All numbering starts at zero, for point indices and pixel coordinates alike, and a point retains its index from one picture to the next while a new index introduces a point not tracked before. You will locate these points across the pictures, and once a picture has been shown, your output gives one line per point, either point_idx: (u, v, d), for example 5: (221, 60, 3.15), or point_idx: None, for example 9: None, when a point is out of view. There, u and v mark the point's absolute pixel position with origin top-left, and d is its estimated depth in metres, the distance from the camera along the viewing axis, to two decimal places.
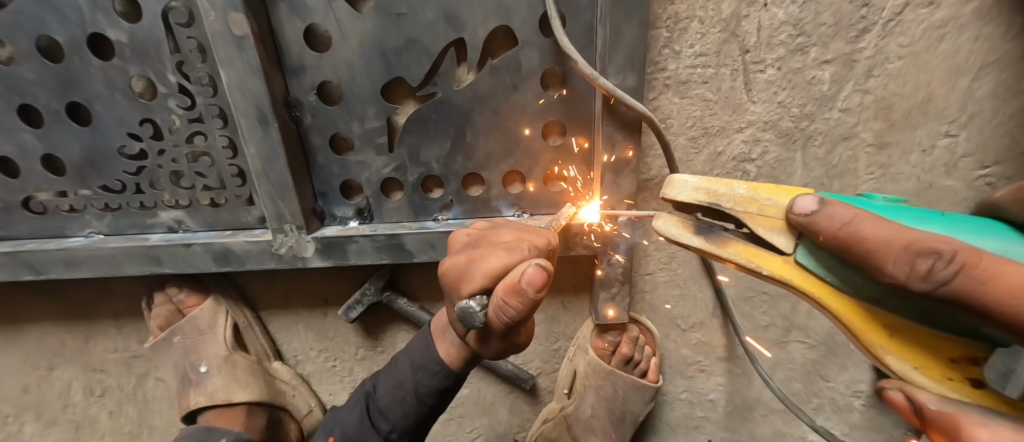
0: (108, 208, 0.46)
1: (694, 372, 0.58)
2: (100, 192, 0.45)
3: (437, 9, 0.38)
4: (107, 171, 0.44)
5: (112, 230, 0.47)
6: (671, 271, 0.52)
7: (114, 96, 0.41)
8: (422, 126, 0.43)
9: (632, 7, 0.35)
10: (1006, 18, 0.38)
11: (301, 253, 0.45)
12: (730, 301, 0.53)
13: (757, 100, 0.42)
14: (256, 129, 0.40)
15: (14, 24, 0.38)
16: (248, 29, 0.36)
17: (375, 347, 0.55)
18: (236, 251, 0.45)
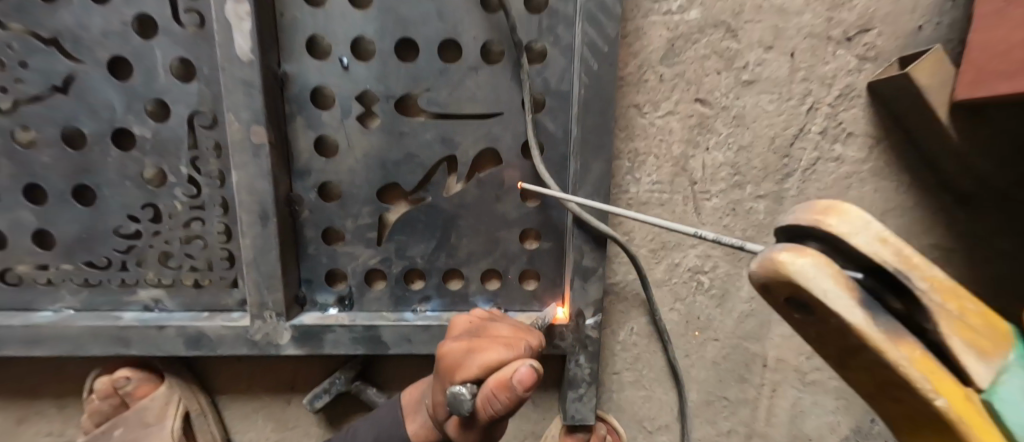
0: (87, 284, 0.46)
1: None
2: (82, 268, 0.46)
3: (435, 132, 0.45)
4: (96, 249, 0.45)
5: (85, 306, 0.47)
6: (637, 373, 0.54)
7: (124, 182, 0.44)
8: (411, 226, 0.47)
9: (598, 146, 0.42)
10: (899, 176, 0.46)
11: (275, 340, 0.46)
12: (694, 405, 0.55)
13: (707, 223, 0.48)
14: (256, 221, 0.43)
15: (46, 115, 0.42)
16: (266, 138, 0.41)
17: None
18: (209, 336, 0.45)
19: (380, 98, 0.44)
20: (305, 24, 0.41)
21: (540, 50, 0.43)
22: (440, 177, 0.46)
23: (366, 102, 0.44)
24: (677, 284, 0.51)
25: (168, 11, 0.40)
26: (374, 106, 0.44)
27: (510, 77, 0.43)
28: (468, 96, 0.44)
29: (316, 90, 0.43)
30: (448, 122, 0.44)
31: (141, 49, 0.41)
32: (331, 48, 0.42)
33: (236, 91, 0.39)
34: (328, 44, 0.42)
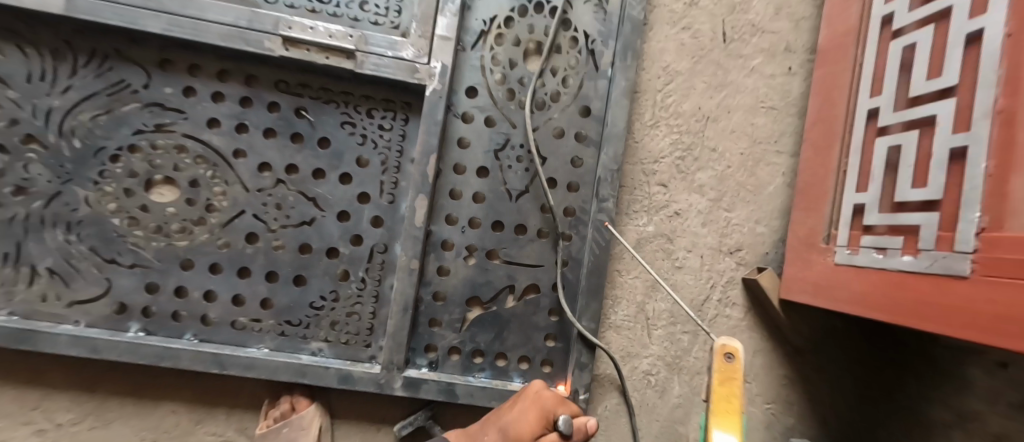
0: (281, 334, 0.75)
1: None
2: (282, 324, 0.75)
3: (505, 271, 0.79)
4: (296, 313, 0.76)
5: (276, 348, 0.75)
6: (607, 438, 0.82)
7: (325, 276, 0.76)
8: (481, 322, 0.79)
9: (595, 292, 0.78)
10: (760, 329, 0.81)
11: (392, 384, 0.74)
12: None
13: (654, 342, 0.82)
14: (399, 309, 0.74)
15: (296, 234, 0.76)
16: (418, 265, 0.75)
17: None
18: (354, 376, 0.74)
19: (479, 249, 0.79)
20: (448, 207, 0.78)
21: (569, 236, 0.79)
22: (504, 296, 0.80)
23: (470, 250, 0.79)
24: (635, 379, 0.82)
25: (380, 193, 0.77)
26: (475, 252, 0.79)
27: (551, 247, 0.79)
28: (527, 254, 0.79)
29: (445, 240, 0.78)
30: (514, 266, 0.79)
31: (359, 209, 0.77)
32: (457, 220, 0.78)
33: (409, 239, 0.74)
34: (456, 218, 0.79)
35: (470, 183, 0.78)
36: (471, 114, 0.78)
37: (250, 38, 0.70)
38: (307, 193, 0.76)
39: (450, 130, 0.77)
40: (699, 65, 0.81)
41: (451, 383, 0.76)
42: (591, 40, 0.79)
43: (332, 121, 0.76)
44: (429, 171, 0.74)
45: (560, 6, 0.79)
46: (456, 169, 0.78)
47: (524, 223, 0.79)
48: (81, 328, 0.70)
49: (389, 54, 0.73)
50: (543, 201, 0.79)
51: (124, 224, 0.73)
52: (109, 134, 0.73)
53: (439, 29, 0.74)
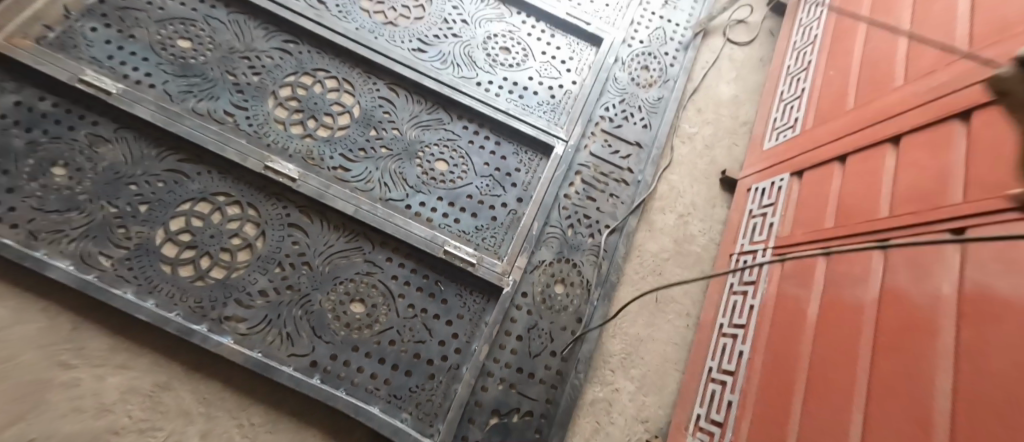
0: (389, 402, 1.33)
1: None
2: (391, 396, 1.33)
3: (518, 398, 1.38)
4: (400, 391, 1.34)
5: (383, 409, 1.32)
6: None
7: (422, 375, 1.37)
8: (498, 425, 1.35)
9: (563, 424, 1.37)
10: None
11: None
12: None
13: None
14: (456, 404, 1.33)
15: (414, 346, 1.39)
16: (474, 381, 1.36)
17: None
18: (423, 438, 1.28)
19: (506, 382, 1.39)
20: (495, 352, 1.41)
21: (556, 387, 1.41)
22: (512, 414, 1.37)
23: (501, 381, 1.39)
24: None
25: (463, 336, 1.42)
26: (503, 383, 1.39)
27: (545, 390, 1.40)
28: (531, 392, 1.39)
29: (489, 371, 1.39)
30: (521, 397, 1.38)
31: (449, 342, 1.41)
32: (499, 362, 1.40)
33: (473, 366, 1.37)
34: (498, 360, 1.40)
35: (510, 343, 1.43)
36: (521, 307, 1.46)
37: (429, 246, 1.44)
38: (426, 326, 1.41)
39: (508, 313, 1.45)
40: (641, 312, 1.55)
41: None
42: (590, 285, 1.51)
43: (451, 292, 1.45)
44: (493, 334, 1.40)
45: (578, 264, 1.53)
46: (505, 333, 1.43)
47: (534, 373, 1.41)
48: (292, 369, 1.30)
49: (490, 268, 1.46)
50: (548, 362, 1.43)
51: (332, 318, 1.37)
52: (342, 270, 1.42)
53: (518, 262, 1.48)
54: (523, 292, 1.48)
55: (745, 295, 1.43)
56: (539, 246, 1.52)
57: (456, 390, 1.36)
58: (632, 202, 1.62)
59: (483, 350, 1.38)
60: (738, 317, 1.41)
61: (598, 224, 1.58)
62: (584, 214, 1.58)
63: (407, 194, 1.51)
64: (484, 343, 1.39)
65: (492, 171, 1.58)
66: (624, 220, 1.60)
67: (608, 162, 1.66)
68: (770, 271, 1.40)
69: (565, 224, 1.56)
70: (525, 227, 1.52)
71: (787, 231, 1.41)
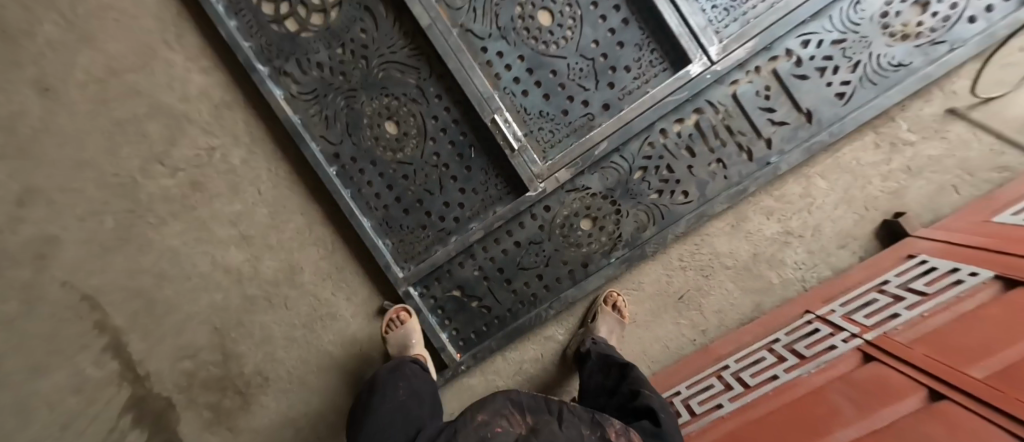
0: (380, 224, 1.37)
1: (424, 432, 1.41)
2: (384, 221, 1.37)
3: (486, 290, 1.34)
4: (393, 221, 1.37)
5: (373, 227, 1.37)
6: (455, 395, 1.39)
7: (417, 220, 1.36)
8: (455, 299, 1.36)
9: (511, 336, 1.34)
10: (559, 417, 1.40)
11: (400, 286, 1.34)
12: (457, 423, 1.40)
13: (513, 379, 1.40)
14: (430, 262, 1.33)
15: (422, 192, 1.35)
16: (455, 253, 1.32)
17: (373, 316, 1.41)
18: (391, 269, 1.35)
19: (484, 272, 1.34)
20: (489, 241, 1.33)
21: (525, 305, 1.34)
22: (474, 300, 1.35)
23: (481, 267, 1.34)
24: (491, 387, 1.38)
25: (470, 210, 1.34)
26: (481, 271, 1.34)
27: (513, 301, 1.34)
28: (502, 294, 1.34)
29: (474, 253, 1.34)
30: (490, 292, 1.34)
31: (455, 207, 1.34)
32: (487, 251, 1.33)
33: (462, 241, 1.31)
34: (489, 249, 1.33)
35: (507, 242, 1.32)
36: (537, 217, 1.31)
37: (480, 106, 1.23)
38: (442, 180, 1.34)
39: (521, 214, 1.30)
40: (656, 299, 1.33)
41: (420, 310, 1.35)
42: (619, 240, 1.29)
43: (479, 162, 1.32)
44: (496, 226, 1.30)
45: (622, 213, 1.28)
46: (507, 231, 1.32)
47: (512, 281, 1.34)
48: (318, 150, 1.36)
49: (527, 165, 1.26)
50: (532, 280, 1.33)
51: (366, 124, 1.35)
52: (393, 83, 1.31)
53: (558, 174, 1.25)
54: (546, 204, 1.30)
55: (778, 361, 1.09)
56: (592, 170, 1.27)
57: (438, 250, 1.34)
58: (734, 183, 1.23)
59: (478, 233, 1.30)
60: (750, 375, 1.10)
61: (674, 184, 1.25)
62: (666, 165, 1.25)
63: (491, 34, 1.23)
64: (484, 229, 1.30)
65: (597, 55, 1.22)
66: (709, 198, 1.24)
67: (744, 119, 1.20)
68: (841, 359, 0.99)
69: (637, 164, 1.25)
70: (592, 141, 1.23)
71: (910, 341, 0.91)
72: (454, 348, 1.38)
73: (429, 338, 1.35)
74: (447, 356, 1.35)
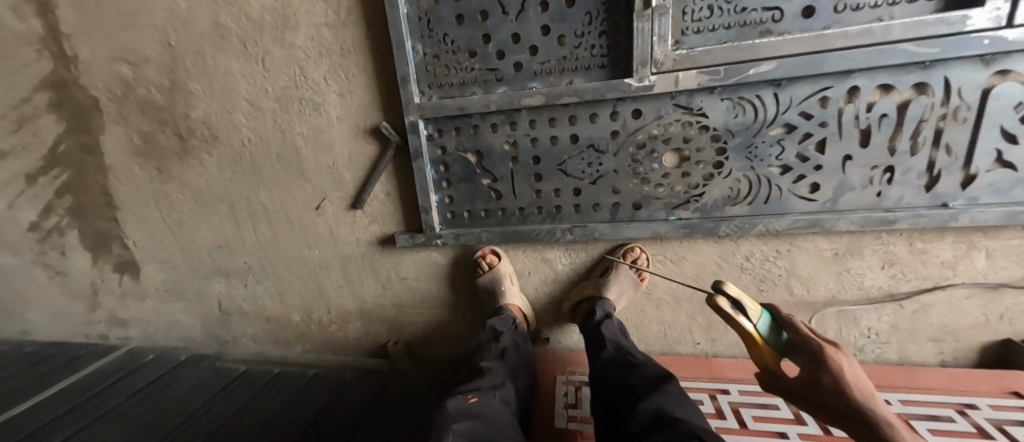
0: (420, 18, 0.97)
1: (371, 279, 1.21)
2: (427, 17, 0.96)
3: (508, 172, 1.04)
4: (438, 24, 0.97)
5: (410, 17, 0.97)
6: (420, 263, 1.16)
7: (469, 39, 0.97)
8: (468, 162, 1.05)
9: (509, 238, 1.07)
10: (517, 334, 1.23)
11: (411, 113, 1.01)
12: (409, 290, 1.20)
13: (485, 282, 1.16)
14: (460, 104, 0.99)
15: (494, 4, 0.93)
16: (495, 107, 0.98)
17: (364, 134, 1.09)
18: (408, 85, 1.00)
19: (517, 150, 1.02)
20: (544, 116, 0.98)
21: (544, 213, 1.05)
22: (489, 175, 1.05)
23: (516, 143, 1.01)
24: (460, 276, 1.15)
25: (545, 62, 0.95)
26: (515, 148, 1.02)
27: (534, 200, 1.05)
28: (525, 187, 1.04)
29: (518, 121, 1.00)
30: (511, 176, 1.04)
31: (528, 48, 0.95)
32: (532, 126, 1.00)
33: (513, 98, 0.96)
34: (536, 126, 0.99)
35: (564, 130, 0.98)
36: (618, 117, 0.95)
37: None
38: (531, 1, 0.92)
39: (600, 102, 0.95)
40: (692, 285, 1.04)
41: (422, 154, 1.04)
42: (697, 198, 0.97)
43: (590, 2, 0.90)
44: (562, 101, 0.95)
45: (723, 169, 0.94)
46: (571, 115, 0.97)
47: (543, 177, 1.03)
48: None
49: (654, 39, 0.87)
50: (566, 188, 1.02)
51: None
52: None
53: (682, 74, 0.88)
54: (637, 107, 0.94)
55: (795, 421, 0.88)
56: (725, 94, 0.90)
57: (477, 92, 1.00)
58: (882, 206, 0.90)
59: (535, 98, 0.95)
60: (753, 414, 0.91)
61: (811, 168, 0.91)
62: (820, 137, 0.89)
63: None
64: (547, 95, 0.95)
65: None
66: (840, 207, 0.92)
67: (963, 132, 0.84)
68: None
69: (785, 116, 0.89)
70: (756, 53, 0.84)
71: None
72: (441, 218, 1.10)
73: (417, 190, 1.07)
74: (427, 221, 1.08)
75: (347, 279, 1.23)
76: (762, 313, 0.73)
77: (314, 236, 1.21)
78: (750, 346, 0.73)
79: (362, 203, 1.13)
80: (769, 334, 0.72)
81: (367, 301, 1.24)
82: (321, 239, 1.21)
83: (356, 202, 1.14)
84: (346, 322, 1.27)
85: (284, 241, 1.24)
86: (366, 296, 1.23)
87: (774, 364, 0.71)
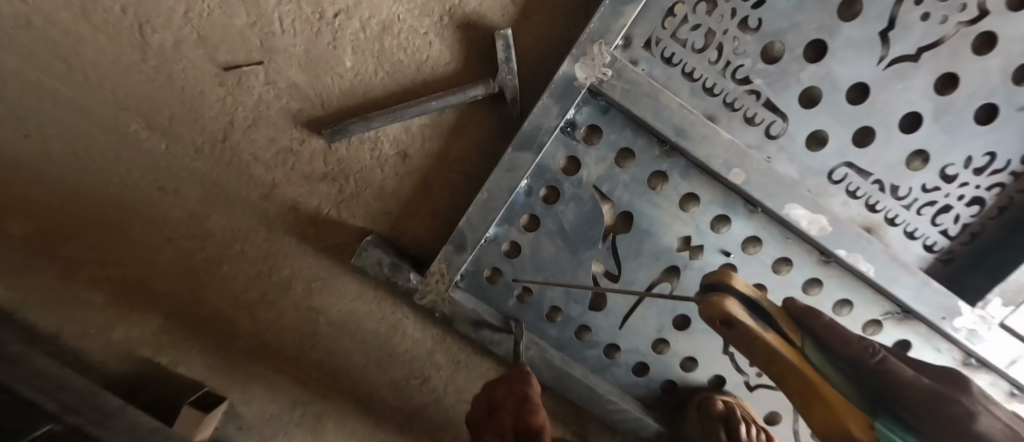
0: None
1: (251, 268, 0.58)
2: None
3: (643, 283, 0.53)
4: None
5: None
6: (368, 304, 0.59)
7: (786, 24, 0.44)
8: (593, 219, 0.52)
9: (560, 378, 0.56)
10: None
11: (580, 65, 0.44)
12: (312, 332, 0.60)
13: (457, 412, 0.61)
14: (677, 121, 0.45)
15: (879, 6, 0.43)
16: (733, 178, 0.46)
17: (444, 25, 0.48)
18: (621, 12, 0.43)
19: (689, 262, 0.52)
20: (776, 249, 0.50)
21: (640, 378, 0.57)
22: (611, 264, 0.53)
23: (698, 250, 0.51)
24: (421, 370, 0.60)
25: (858, 169, 0.47)
26: (689, 257, 0.52)
27: (644, 348, 0.56)
28: (649, 321, 0.55)
29: (732, 222, 0.50)
30: (644, 293, 0.53)
31: (857, 124, 0.46)
32: (744, 248, 0.51)
33: (772, 184, 0.46)
34: (750, 252, 0.51)
35: (785, 290, 0.51)
36: (872, 333, 0.52)
37: None
38: (938, 55, 0.43)
39: (873, 296, 0.51)
40: None
41: (534, 150, 0.47)
42: None
43: (1005, 141, 0.46)
44: (839, 255, 0.47)
45: None
46: (815, 278, 0.51)
47: (687, 329, 0.55)
48: None
49: None
50: (704, 368, 0.56)
51: None
52: None
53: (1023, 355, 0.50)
54: (909, 340, 0.51)
55: None
56: None
57: (719, 121, 0.46)
58: None
59: (806, 215, 0.46)
60: None
61: None
62: None
63: None
64: (829, 225, 0.46)
65: None
66: None
67: None
68: None
69: None
70: None
71: None
72: (471, 268, 0.54)
73: (475, 201, 0.50)
74: (447, 262, 0.53)
75: (195, 234, 0.57)
76: (803, 330, 0.32)
77: (176, 116, 0.53)
78: (801, 389, 0.31)
79: (338, 138, 0.51)
80: (830, 362, 0.31)
81: (207, 293, 0.59)
82: (198, 135, 0.53)
83: (327, 126, 0.51)
84: (131, 304, 0.59)
85: (95, 77, 0.52)
86: (210, 283, 0.59)
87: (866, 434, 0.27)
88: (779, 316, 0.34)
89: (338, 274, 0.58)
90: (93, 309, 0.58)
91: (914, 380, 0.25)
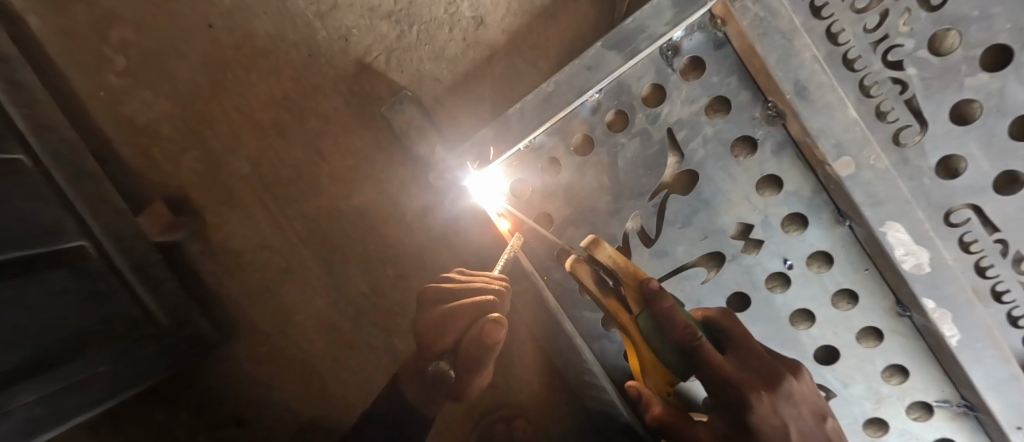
0: None
1: (261, 85, 0.50)
2: None
3: (679, 259, 0.45)
4: None
5: None
6: (374, 174, 0.52)
7: (973, 14, 0.36)
8: (655, 163, 0.44)
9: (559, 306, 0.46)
10: None
11: None
12: (294, 181, 0.52)
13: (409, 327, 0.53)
14: (803, 78, 0.39)
15: None
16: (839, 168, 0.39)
17: None
18: None
19: (739, 256, 0.44)
20: (844, 277, 0.43)
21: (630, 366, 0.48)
22: (650, 226, 0.45)
23: (754, 246, 0.44)
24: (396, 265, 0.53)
25: (985, 218, 0.39)
26: (741, 249, 0.44)
27: None
28: None
29: (807, 228, 0.43)
30: (675, 271, 0.45)
31: (1008, 164, 0.38)
32: (808, 264, 0.43)
33: (883, 192, 0.39)
34: (813, 270, 0.43)
35: (836, 329, 0.43)
36: (917, 418, 0.43)
37: None
38: None
39: (934, 374, 0.43)
40: None
41: (625, 55, 0.42)
42: None
43: None
44: (924, 306, 0.40)
45: None
46: (875, 328, 0.43)
47: None
48: None
49: None
50: None
51: None
52: None
53: None
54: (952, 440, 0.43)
55: None
56: None
57: (850, 101, 0.39)
58: None
59: (906, 244, 0.39)
60: None
61: None
62: None
63: None
64: (927, 266, 0.39)
65: None
66: None
67: None
68: None
69: None
70: None
71: None
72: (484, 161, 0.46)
73: (538, 89, 0.44)
74: (479, 149, 0.46)
75: (239, 30, 0.48)
76: (640, 299, 0.32)
77: None
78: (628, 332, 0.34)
79: None
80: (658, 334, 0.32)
81: (225, 98, 0.50)
82: None
83: None
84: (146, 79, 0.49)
85: None
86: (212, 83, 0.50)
87: (652, 367, 0.34)
88: (632, 288, 0.32)
89: (362, 129, 0.51)
90: (106, 70, 0.48)
91: (718, 372, 0.30)
